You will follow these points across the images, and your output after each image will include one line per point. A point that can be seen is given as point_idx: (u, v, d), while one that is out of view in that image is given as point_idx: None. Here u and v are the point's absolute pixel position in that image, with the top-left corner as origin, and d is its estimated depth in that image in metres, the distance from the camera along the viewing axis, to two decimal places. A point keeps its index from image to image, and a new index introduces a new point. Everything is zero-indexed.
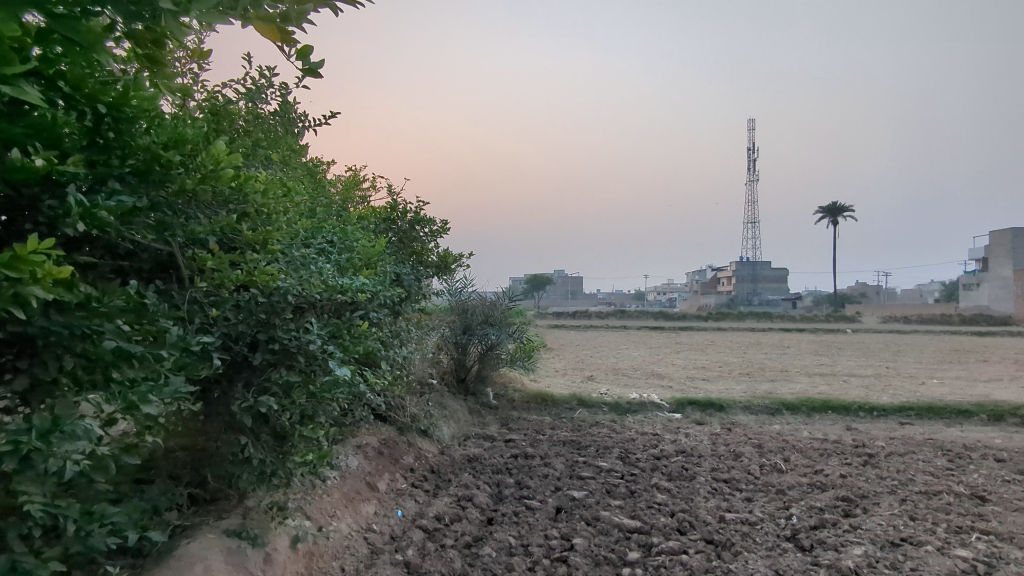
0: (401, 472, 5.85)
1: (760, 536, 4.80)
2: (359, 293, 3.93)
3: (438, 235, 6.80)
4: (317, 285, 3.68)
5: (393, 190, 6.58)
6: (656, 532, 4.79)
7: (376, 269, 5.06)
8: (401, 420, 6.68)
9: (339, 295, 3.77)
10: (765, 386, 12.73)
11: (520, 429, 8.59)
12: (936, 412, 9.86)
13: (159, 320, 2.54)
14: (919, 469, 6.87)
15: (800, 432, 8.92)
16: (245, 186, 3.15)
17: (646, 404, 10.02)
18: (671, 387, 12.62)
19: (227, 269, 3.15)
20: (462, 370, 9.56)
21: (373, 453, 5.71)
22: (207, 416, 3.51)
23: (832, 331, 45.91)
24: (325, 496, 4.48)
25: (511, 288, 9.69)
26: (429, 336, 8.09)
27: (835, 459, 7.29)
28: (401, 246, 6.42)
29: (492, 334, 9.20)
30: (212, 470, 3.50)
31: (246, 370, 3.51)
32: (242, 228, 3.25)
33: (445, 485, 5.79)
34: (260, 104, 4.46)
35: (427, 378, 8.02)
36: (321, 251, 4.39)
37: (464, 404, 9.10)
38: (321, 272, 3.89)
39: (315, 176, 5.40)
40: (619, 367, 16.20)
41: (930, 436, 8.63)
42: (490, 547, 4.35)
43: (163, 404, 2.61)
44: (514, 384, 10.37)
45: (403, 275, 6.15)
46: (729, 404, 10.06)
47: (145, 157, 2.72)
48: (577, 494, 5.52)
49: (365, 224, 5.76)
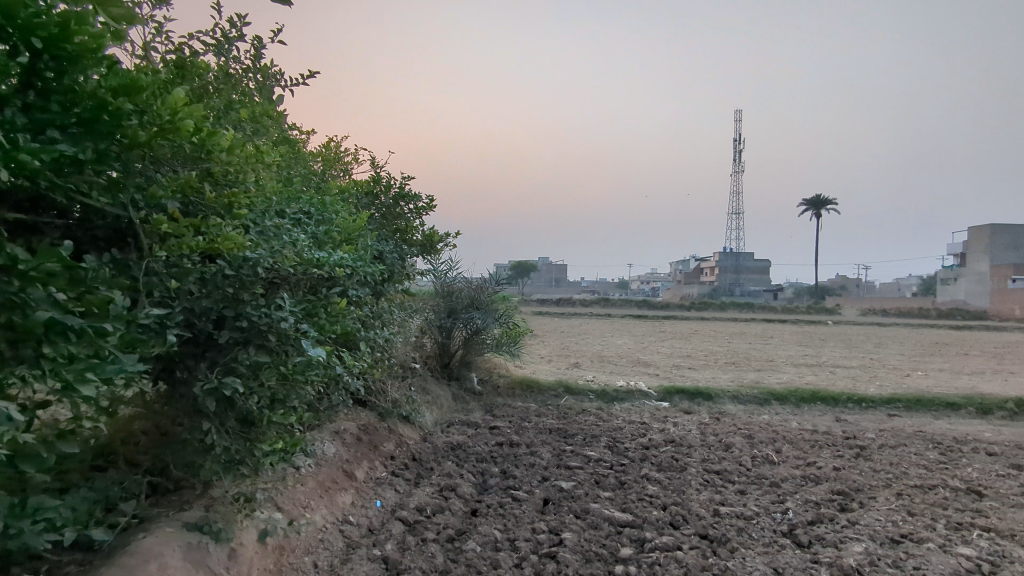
0: (381, 460, 5.57)
1: (756, 531, 4.59)
2: (336, 268, 3.62)
3: (423, 212, 6.47)
4: (291, 258, 3.36)
5: (376, 164, 6.24)
6: (649, 526, 4.56)
7: (357, 245, 4.74)
8: (382, 405, 6.39)
9: (315, 269, 3.46)
10: (752, 376, 12.60)
11: (505, 416, 8.33)
12: (924, 404, 9.76)
13: (103, 289, 2.23)
14: (912, 462, 6.73)
15: (789, 422, 8.77)
16: (209, 142, 2.79)
17: (633, 392, 9.82)
18: (658, 375, 12.44)
19: (187, 234, 2.82)
20: (446, 354, 9.27)
21: (351, 440, 5.41)
22: (167, 400, 3.20)
23: (813, 323, 46.25)
24: (299, 486, 4.19)
25: (497, 271, 9.40)
26: (413, 319, 7.79)
27: (826, 451, 7.13)
28: (384, 223, 6.09)
29: (478, 318, 8.92)
30: (172, 458, 3.20)
31: (210, 350, 3.19)
32: (205, 190, 2.91)
33: (427, 474, 5.52)
34: (231, 61, 4.09)
35: (410, 362, 7.73)
36: (297, 223, 4.06)
37: (447, 390, 8.83)
38: (296, 244, 3.57)
39: (293, 144, 5.05)
40: (604, 355, 16.02)
41: (920, 429, 8.53)
42: (475, 541, 4.10)
43: (105, 385, 2.30)
44: (499, 370, 10.11)
45: (386, 253, 5.82)
46: (717, 394, 9.89)
47: (92, 104, 2.33)
48: (566, 485, 5.28)
49: (346, 197, 5.42)
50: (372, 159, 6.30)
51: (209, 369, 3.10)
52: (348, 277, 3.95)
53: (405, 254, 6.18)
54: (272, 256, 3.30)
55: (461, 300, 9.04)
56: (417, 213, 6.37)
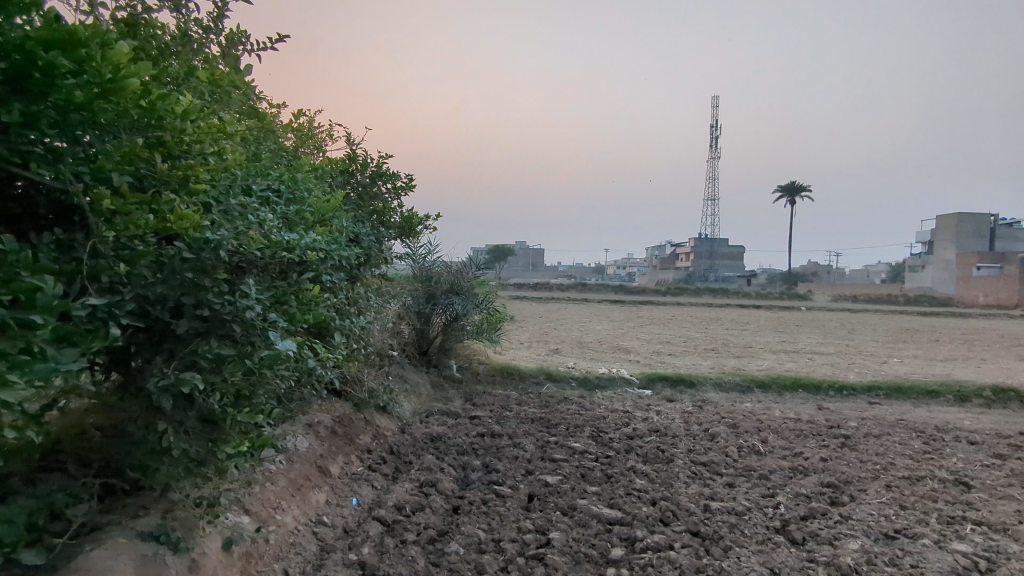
0: (357, 454, 5.30)
1: (749, 528, 4.44)
2: (308, 251, 3.32)
3: (401, 192, 6.16)
4: (257, 241, 3.06)
5: (352, 140, 5.89)
6: (639, 524, 4.37)
7: (331, 226, 4.42)
8: (358, 395, 6.11)
9: (285, 253, 3.16)
10: (732, 362, 12.54)
11: (485, 405, 8.11)
12: (904, 392, 9.77)
13: (30, 276, 1.91)
14: (897, 452, 6.67)
15: (772, 411, 8.69)
16: (159, 106, 2.45)
17: (615, 380, 9.66)
18: (639, 361, 12.32)
19: (137, 213, 2.50)
20: (424, 341, 9.00)
21: (325, 433, 5.14)
22: (120, 397, 2.89)
23: (787, 308, 46.83)
24: (269, 486, 3.91)
25: (477, 255, 9.13)
26: (390, 304, 7.49)
27: (811, 441, 7.04)
28: (361, 203, 5.77)
29: (457, 304, 8.65)
30: (126, 461, 2.90)
31: (166, 341, 2.88)
32: (157, 162, 2.58)
33: (406, 468, 5.27)
34: (190, 22, 3.73)
35: (387, 349, 7.44)
36: (265, 202, 3.74)
37: (425, 377, 8.57)
38: (264, 224, 3.26)
39: (262, 118, 4.70)
40: (584, 340, 15.88)
41: (901, 417, 8.51)
42: (457, 543, 3.86)
43: (37, 386, 2.00)
44: (479, 357, 9.87)
45: (362, 236, 5.51)
46: (699, 381, 9.78)
47: (17, 59, 2.00)
48: (551, 479, 5.07)
49: (319, 175, 5.08)
50: (347, 135, 5.95)
51: (164, 363, 2.79)
52: (321, 262, 3.65)
53: (382, 237, 5.87)
54: (237, 238, 2.99)
55: (440, 285, 8.76)
56: (395, 193, 6.05)
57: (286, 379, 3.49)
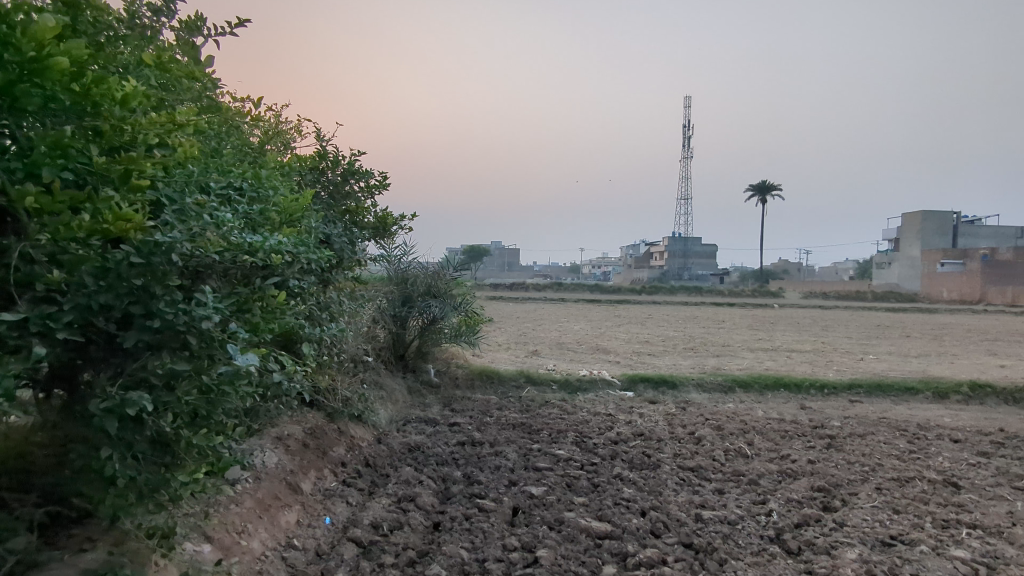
0: (330, 468, 5.01)
1: (743, 539, 4.26)
2: (274, 255, 3.05)
3: (375, 191, 5.88)
4: (216, 243, 2.77)
5: (322, 136, 5.60)
6: (630, 537, 4.17)
7: (299, 227, 4.14)
8: (331, 405, 5.82)
9: (246, 256, 2.88)
10: (712, 362, 12.46)
11: (464, 411, 7.85)
12: (884, 389, 9.75)
13: None
14: (884, 452, 6.58)
15: (755, 411, 8.59)
16: (93, 90, 2.14)
17: (597, 382, 9.48)
18: (619, 362, 12.18)
19: (70, 213, 2.18)
20: (401, 345, 8.71)
21: (296, 447, 4.84)
22: (60, 419, 2.58)
23: (761, 306, 47.32)
24: (233, 509, 3.61)
25: (455, 256, 8.86)
26: (364, 308, 7.20)
27: (798, 442, 6.92)
28: (332, 203, 5.47)
29: (434, 307, 8.38)
30: (67, 491, 2.59)
31: (113, 356, 2.59)
32: (95, 155, 2.24)
33: (383, 482, 4.99)
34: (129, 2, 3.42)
35: (362, 355, 7.15)
36: (226, 201, 3.45)
37: (402, 383, 8.28)
38: (223, 225, 2.98)
39: (223, 112, 4.39)
40: (563, 341, 15.70)
41: (883, 415, 8.46)
42: (439, 565, 3.61)
43: None
44: (457, 361, 9.61)
45: (333, 237, 5.22)
46: (682, 382, 9.65)
47: None
48: (536, 491, 4.84)
49: (286, 173, 4.78)
50: (317, 131, 5.66)
51: (109, 381, 2.50)
52: (288, 266, 3.37)
53: (355, 239, 5.59)
54: (192, 241, 2.71)
55: (416, 287, 8.48)
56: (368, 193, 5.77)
57: (250, 395, 3.20)
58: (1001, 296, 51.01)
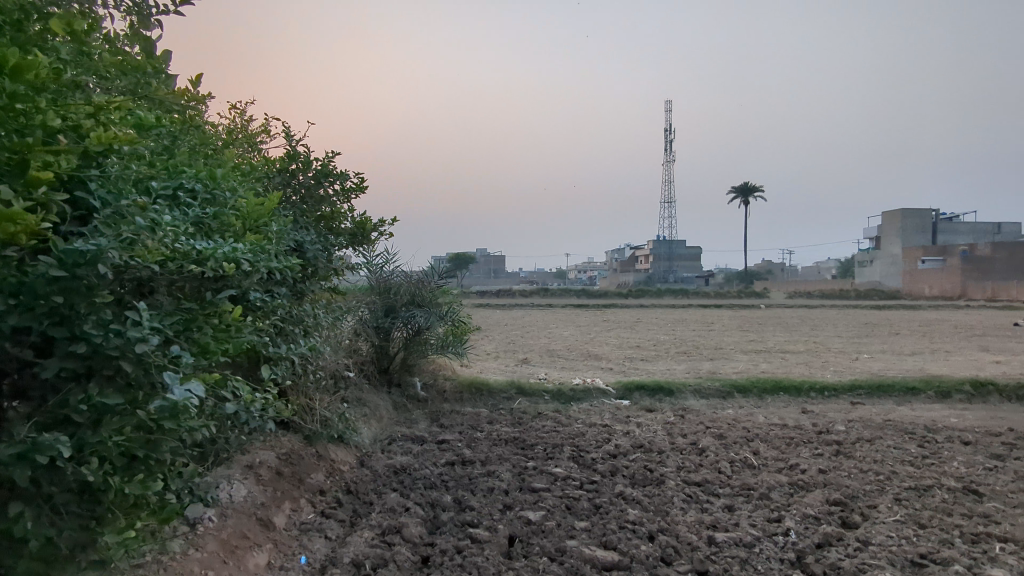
0: (307, 498, 4.59)
1: (762, 563, 3.90)
2: (228, 265, 2.65)
3: (352, 194, 5.48)
4: (155, 252, 2.37)
5: (291, 135, 5.20)
6: (639, 568, 3.80)
7: (264, 233, 3.73)
8: (308, 427, 5.39)
9: (193, 267, 2.48)
10: (707, 366, 12.13)
11: (453, 426, 7.43)
12: (885, 390, 9.46)
13: None
14: (896, 458, 6.26)
15: (756, 417, 8.25)
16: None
17: (591, 391, 9.10)
18: (612, 369, 11.81)
19: None
20: (385, 358, 8.28)
21: (268, 476, 4.41)
22: None
23: (748, 307, 47.32)
24: (192, 555, 3.18)
25: (439, 264, 8.47)
26: (343, 320, 6.77)
27: (805, 450, 6.58)
28: (304, 208, 5.06)
29: (419, 317, 7.96)
30: None
31: (30, 388, 2.20)
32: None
33: (366, 511, 4.57)
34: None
35: (342, 371, 6.72)
36: (175, 205, 3.05)
37: (387, 399, 7.85)
38: (167, 231, 2.58)
39: (179, 109, 3.99)
40: (553, 348, 15.32)
41: (889, 417, 8.15)
42: None
43: None
44: (445, 373, 9.18)
45: (304, 244, 4.81)
46: (678, 388, 9.30)
47: None
48: (534, 516, 4.45)
49: (251, 175, 4.38)
50: (286, 130, 5.25)
51: (23, 419, 2.09)
52: (245, 277, 2.96)
53: (330, 246, 5.19)
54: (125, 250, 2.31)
55: (399, 297, 8.08)
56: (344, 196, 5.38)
57: (205, 428, 2.79)
58: (983, 290, 51.46)
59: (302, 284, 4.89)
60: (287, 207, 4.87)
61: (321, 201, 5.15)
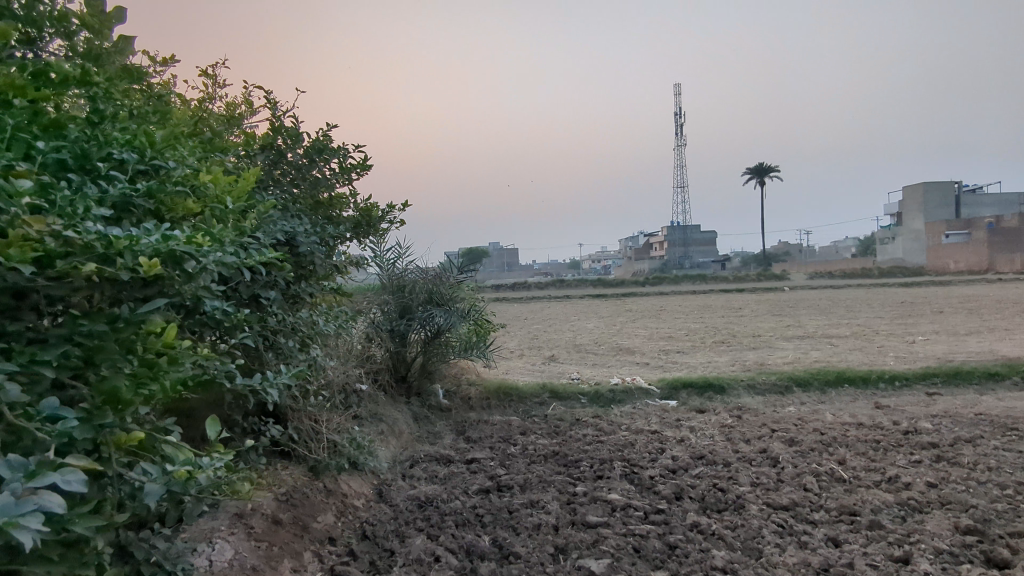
0: (314, 551, 3.74)
1: None
2: (156, 258, 1.76)
3: (353, 175, 4.55)
4: (20, 244, 1.51)
5: (275, 105, 4.27)
6: None
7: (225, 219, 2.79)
8: (315, 456, 4.51)
9: (92, 264, 1.62)
10: (752, 357, 11.12)
11: (483, 440, 6.55)
12: (964, 377, 8.42)
13: None
14: (1013, 462, 5.26)
15: (824, 416, 7.27)
16: None
17: (632, 391, 8.16)
18: (649, 364, 10.87)
19: None
20: (402, 365, 7.41)
21: (263, 528, 3.56)
22: None
23: (772, 290, 45.98)
24: None
25: (458, 257, 7.56)
26: (352, 326, 5.90)
27: (899, 456, 5.61)
28: (296, 191, 4.17)
29: (438, 317, 7.06)
30: None
31: None
32: None
33: (386, 564, 3.70)
34: None
35: (354, 384, 5.85)
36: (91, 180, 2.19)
37: (406, 411, 6.98)
38: (58, 215, 1.73)
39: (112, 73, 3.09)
40: (580, 343, 14.36)
41: (979, 409, 7.13)
42: None
43: None
44: (468, 377, 8.29)
45: (297, 237, 3.92)
46: (730, 385, 8.32)
47: None
48: (598, 566, 3.55)
49: (217, 149, 3.46)
50: (269, 99, 4.34)
51: None
52: (191, 279, 2.07)
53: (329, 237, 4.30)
54: None
55: (414, 296, 7.19)
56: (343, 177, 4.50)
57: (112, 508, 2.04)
58: (1016, 262, 49.65)
59: (295, 284, 4.04)
60: (275, 192, 3.98)
61: (316, 183, 4.26)
